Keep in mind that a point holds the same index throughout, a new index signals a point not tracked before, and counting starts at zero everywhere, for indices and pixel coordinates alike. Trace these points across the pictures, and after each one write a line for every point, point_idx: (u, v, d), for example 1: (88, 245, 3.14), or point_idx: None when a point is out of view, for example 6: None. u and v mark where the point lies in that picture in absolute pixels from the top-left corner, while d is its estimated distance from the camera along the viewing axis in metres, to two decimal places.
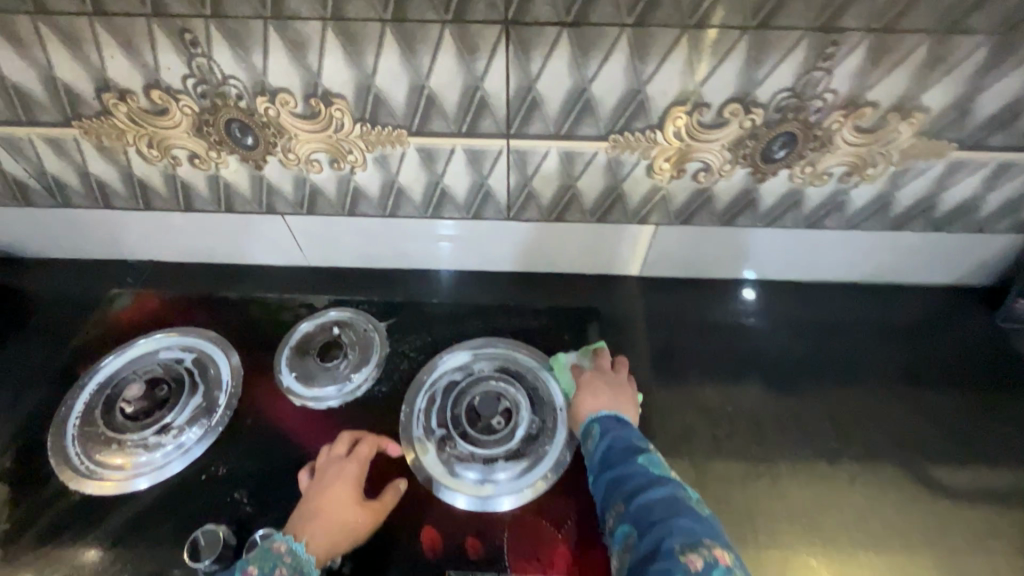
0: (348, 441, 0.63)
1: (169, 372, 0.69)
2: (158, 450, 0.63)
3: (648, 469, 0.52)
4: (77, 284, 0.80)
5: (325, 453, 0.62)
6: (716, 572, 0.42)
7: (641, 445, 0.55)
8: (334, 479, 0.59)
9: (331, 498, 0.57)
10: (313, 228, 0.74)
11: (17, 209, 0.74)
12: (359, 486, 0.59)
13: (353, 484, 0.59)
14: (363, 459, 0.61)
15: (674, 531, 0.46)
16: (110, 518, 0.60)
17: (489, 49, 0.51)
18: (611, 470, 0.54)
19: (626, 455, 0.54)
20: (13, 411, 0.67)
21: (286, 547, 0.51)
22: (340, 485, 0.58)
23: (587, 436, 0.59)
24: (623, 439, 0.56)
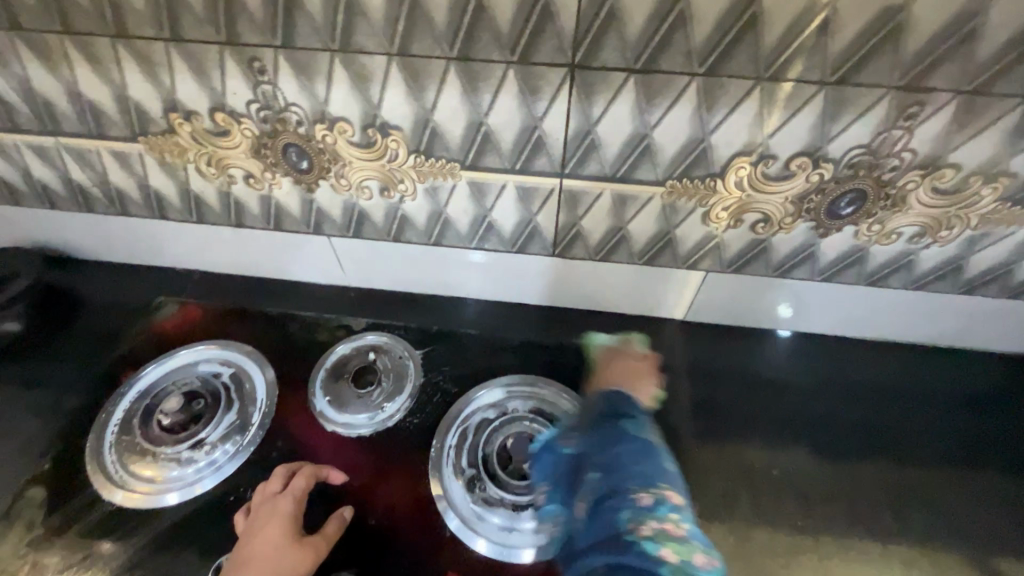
0: (282, 474, 0.62)
1: (207, 387, 0.69)
2: (190, 466, 0.64)
3: (627, 424, 0.52)
4: (125, 290, 0.82)
5: (260, 492, 0.60)
6: (663, 509, 0.44)
7: (624, 402, 0.55)
8: (266, 518, 0.57)
9: (263, 537, 0.55)
10: (357, 251, 0.74)
11: (77, 214, 0.76)
12: (294, 523, 0.57)
13: (287, 521, 0.57)
14: (297, 493, 0.60)
15: (631, 476, 0.46)
16: (139, 531, 0.60)
17: (552, 90, 0.50)
18: (589, 428, 0.53)
19: (604, 415, 0.54)
20: (55, 413, 0.69)
21: None
22: (272, 523, 0.56)
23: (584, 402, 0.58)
24: (612, 401, 0.55)
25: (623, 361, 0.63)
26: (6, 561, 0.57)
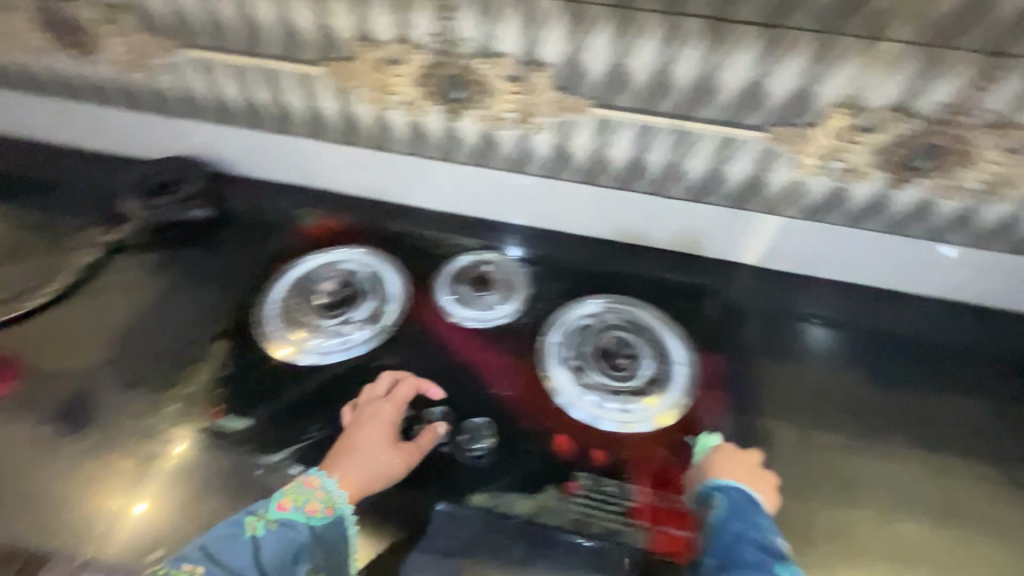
0: (386, 382, 0.71)
1: (350, 280, 0.82)
2: (328, 337, 0.76)
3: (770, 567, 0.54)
4: (268, 203, 0.93)
5: (366, 393, 0.70)
6: None
7: (768, 540, 0.56)
8: (371, 420, 0.66)
9: (366, 436, 0.64)
10: (480, 180, 0.86)
11: (246, 131, 0.90)
12: (393, 427, 0.67)
13: (387, 425, 0.66)
14: (398, 402, 0.69)
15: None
16: (300, 384, 0.72)
17: (689, 39, 0.61)
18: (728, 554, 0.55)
19: (741, 539, 0.56)
20: (224, 290, 0.81)
21: (318, 483, 0.60)
22: (375, 426, 0.66)
23: (705, 501, 0.61)
24: (743, 526, 0.57)
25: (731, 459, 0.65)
26: (199, 393, 0.70)
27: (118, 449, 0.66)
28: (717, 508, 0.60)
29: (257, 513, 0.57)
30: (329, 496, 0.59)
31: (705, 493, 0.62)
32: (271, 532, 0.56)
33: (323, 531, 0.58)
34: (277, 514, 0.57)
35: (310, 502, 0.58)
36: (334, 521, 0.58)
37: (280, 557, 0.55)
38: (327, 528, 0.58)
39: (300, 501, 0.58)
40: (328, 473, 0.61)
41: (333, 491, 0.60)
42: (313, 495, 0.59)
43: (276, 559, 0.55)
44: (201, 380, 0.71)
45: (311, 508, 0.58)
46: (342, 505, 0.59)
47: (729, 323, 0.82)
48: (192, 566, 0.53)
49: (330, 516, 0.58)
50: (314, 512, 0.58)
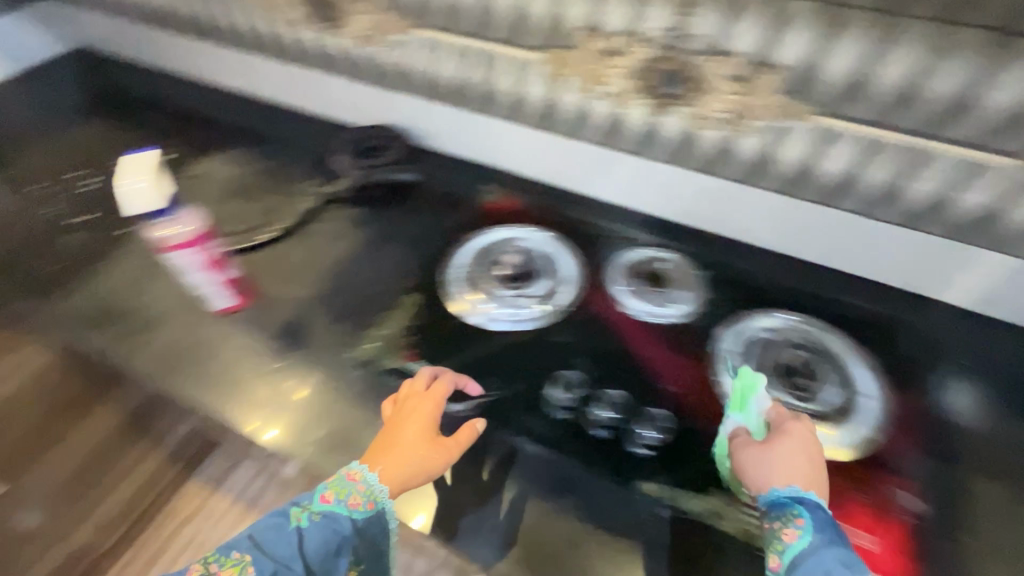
0: (426, 375, 0.69)
1: (527, 257, 0.86)
2: (502, 306, 0.80)
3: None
4: (457, 176, 1.00)
5: (407, 386, 0.69)
6: None
7: None
8: (410, 413, 0.65)
9: (407, 430, 0.63)
10: (668, 177, 0.87)
11: (450, 108, 0.97)
12: (432, 424, 0.65)
13: (425, 421, 0.64)
14: (433, 398, 0.66)
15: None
16: (479, 345, 0.76)
17: (967, 52, 0.55)
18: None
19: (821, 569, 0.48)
20: (418, 249, 0.89)
21: (359, 477, 0.61)
22: (414, 423, 0.64)
23: (778, 517, 0.53)
24: (828, 555, 0.49)
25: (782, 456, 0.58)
26: (393, 337, 0.77)
27: (325, 379, 0.73)
28: (794, 531, 0.52)
29: (303, 505, 0.60)
30: (370, 491, 0.60)
31: (779, 508, 0.54)
32: (315, 524, 0.58)
33: (365, 524, 0.59)
34: (322, 506, 0.59)
35: (351, 495, 0.60)
36: (375, 516, 0.60)
37: (325, 550, 0.57)
38: (367, 522, 0.59)
39: (343, 493, 0.60)
40: (368, 466, 0.62)
41: (375, 484, 0.60)
42: (354, 489, 0.60)
43: (321, 549, 0.57)
44: (395, 326, 0.78)
45: (354, 501, 0.59)
46: (383, 501, 0.60)
47: (926, 362, 0.75)
48: (243, 558, 0.56)
49: (370, 511, 0.59)
50: (356, 506, 0.59)
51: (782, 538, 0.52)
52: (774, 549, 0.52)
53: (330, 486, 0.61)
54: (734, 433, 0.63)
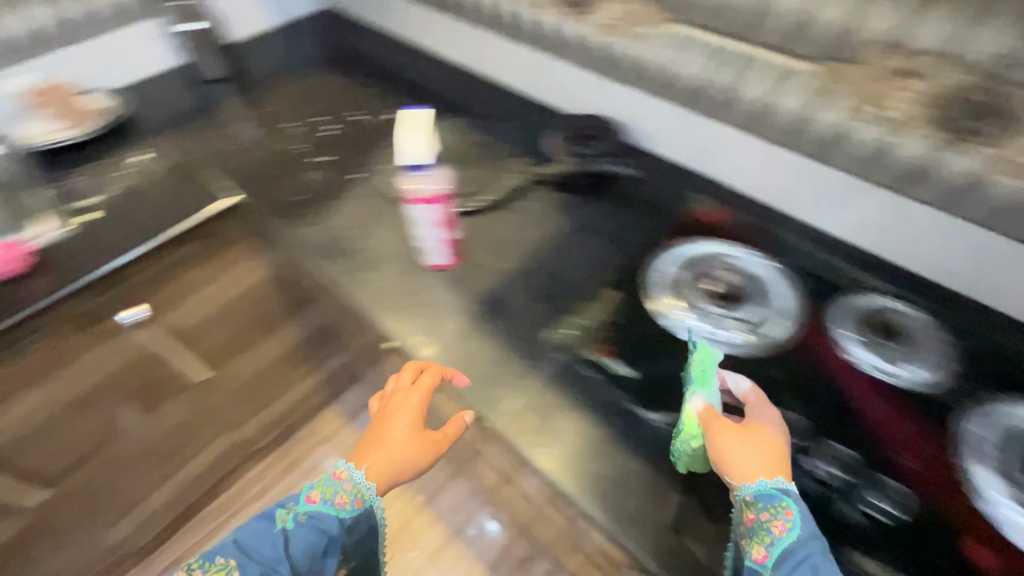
0: (410, 372, 0.73)
1: (746, 280, 0.80)
2: (705, 322, 0.76)
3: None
4: (667, 178, 0.97)
5: (393, 383, 0.73)
6: None
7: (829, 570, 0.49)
8: (399, 409, 0.69)
9: (393, 424, 0.68)
10: (929, 224, 0.74)
11: (677, 110, 0.92)
12: (421, 416, 0.69)
13: (415, 412, 0.69)
14: (423, 391, 0.70)
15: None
16: (679, 359, 0.73)
17: None
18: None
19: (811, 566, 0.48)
20: (621, 246, 0.88)
21: (346, 476, 0.65)
22: (400, 417, 0.68)
23: (766, 511, 0.53)
24: (816, 549, 0.50)
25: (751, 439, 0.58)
26: (591, 330, 0.76)
27: (516, 358, 0.74)
28: (783, 525, 0.52)
29: (287, 507, 0.64)
30: (357, 489, 0.64)
31: (767, 500, 0.54)
32: (301, 524, 0.62)
33: (352, 521, 0.64)
34: (307, 507, 0.63)
35: (338, 495, 0.64)
36: (362, 514, 0.65)
37: (311, 550, 0.60)
38: (354, 520, 0.64)
39: (329, 494, 0.64)
40: (355, 465, 0.66)
41: (362, 483, 0.65)
42: (340, 487, 0.65)
43: (308, 548, 0.60)
44: (592, 319, 0.78)
45: (342, 500, 0.64)
46: (370, 497, 0.65)
47: None
48: (226, 563, 0.58)
49: (358, 509, 0.64)
50: (343, 505, 0.64)
51: (771, 530, 0.52)
52: (760, 541, 0.52)
53: (316, 486, 0.65)
54: (704, 415, 0.61)
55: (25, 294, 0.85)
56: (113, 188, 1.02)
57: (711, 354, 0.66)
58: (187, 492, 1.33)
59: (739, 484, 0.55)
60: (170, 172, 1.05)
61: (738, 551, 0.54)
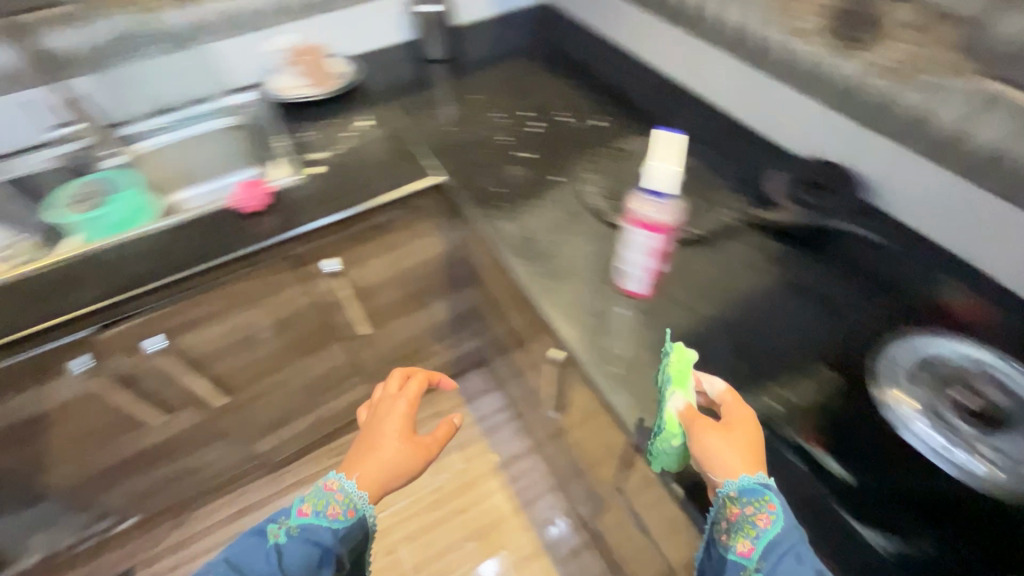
0: (397, 381, 0.86)
1: (1020, 407, 0.65)
2: (945, 435, 0.64)
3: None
4: (910, 251, 0.83)
5: (379, 394, 0.85)
6: None
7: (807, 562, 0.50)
8: (387, 415, 0.81)
9: (386, 429, 0.80)
10: None
11: (949, 176, 0.78)
12: (407, 421, 0.81)
13: (401, 419, 0.81)
14: (410, 396, 0.82)
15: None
16: (904, 471, 0.62)
17: None
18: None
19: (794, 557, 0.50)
20: (841, 317, 0.77)
21: (336, 485, 0.73)
22: (391, 422, 0.80)
23: (749, 504, 0.53)
24: (798, 539, 0.51)
25: (730, 437, 0.58)
26: (795, 406, 0.68)
27: (707, 414, 0.68)
28: (767, 517, 0.53)
29: (279, 521, 0.70)
30: (348, 499, 0.72)
31: (750, 495, 0.54)
32: (293, 536, 0.68)
33: (343, 530, 0.71)
34: (297, 520, 0.69)
35: (329, 505, 0.71)
36: (350, 524, 0.72)
37: (306, 559, 0.66)
38: (345, 528, 0.71)
39: (321, 506, 0.71)
40: (345, 476, 0.74)
41: (353, 494, 0.73)
42: (331, 497, 0.72)
43: (304, 561, 0.66)
44: (807, 399, 0.68)
45: (332, 511, 0.71)
46: (361, 506, 0.73)
47: None
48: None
49: (349, 518, 0.71)
50: (335, 515, 0.71)
51: (755, 523, 0.53)
52: (746, 534, 0.53)
53: (306, 501, 0.72)
54: (685, 415, 0.61)
55: (254, 229, 0.95)
56: (339, 147, 1.10)
57: (688, 352, 0.66)
58: (323, 424, 1.47)
59: (723, 480, 0.56)
60: (387, 140, 1.12)
61: (723, 543, 0.55)
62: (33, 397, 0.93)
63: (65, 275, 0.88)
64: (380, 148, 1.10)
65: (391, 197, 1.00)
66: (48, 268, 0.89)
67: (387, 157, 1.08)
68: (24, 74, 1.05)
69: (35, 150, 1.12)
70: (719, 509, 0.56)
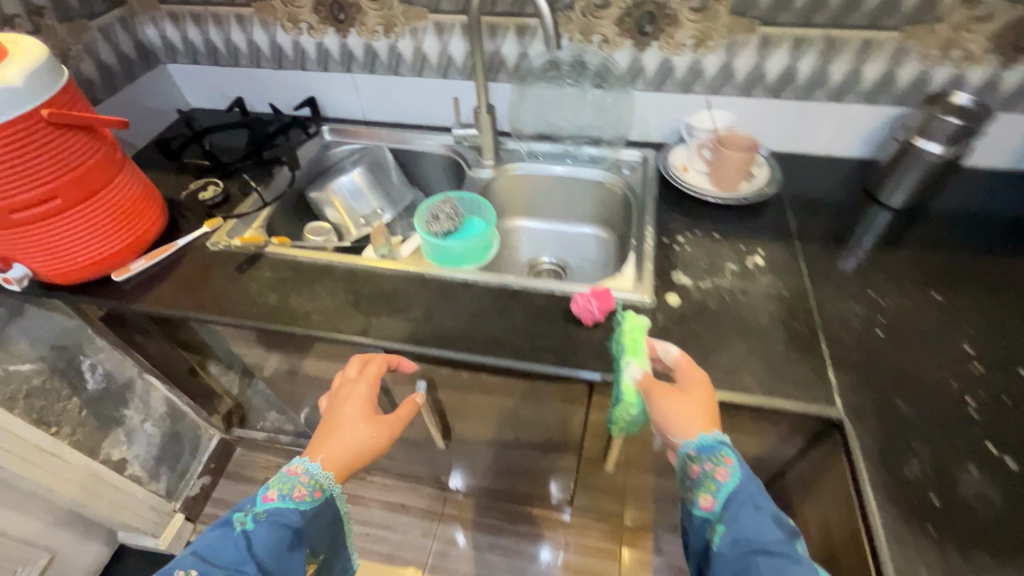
0: (356, 364, 0.77)
1: None
2: None
3: (800, 559, 0.52)
4: None
5: (341, 379, 0.76)
6: None
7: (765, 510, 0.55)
8: (347, 399, 0.73)
9: (348, 413, 0.72)
10: None
11: None
12: (370, 402, 0.74)
13: (362, 401, 0.73)
14: (369, 376, 0.75)
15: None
16: None
17: None
18: (745, 526, 0.54)
19: (751, 509, 0.54)
20: None
21: (302, 470, 0.68)
22: (349, 408, 0.73)
23: (707, 462, 0.58)
24: (753, 490, 0.56)
25: (682, 393, 0.64)
26: None
27: None
28: (723, 472, 0.57)
29: (246, 508, 0.65)
30: (314, 481, 0.67)
31: (706, 454, 0.58)
32: (262, 523, 0.63)
33: (312, 510, 0.67)
34: (265, 506, 0.65)
35: (295, 488, 0.66)
36: (318, 505, 0.68)
37: (278, 543, 0.63)
38: (315, 508, 0.67)
39: (285, 490, 0.66)
40: (309, 459, 0.69)
41: (319, 476, 0.68)
42: (298, 481, 0.67)
43: (274, 545, 0.63)
44: None
45: (298, 494, 0.66)
46: (328, 486, 0.68)
47: None
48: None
49: (317, 499, 0.67)
50: (302, 497, 0.66)
51: (715, 478, 0.58)
52: (708, 488, 0.58)
53: (271, 485, 0.67)
54: (643, 383, 0.66)
55: (570, 345, 0.77)
56: (709, 279, 0.84)
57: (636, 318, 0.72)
58: (507, 491, 1.34)
59: (683, 440, 0.60)
60: (775, 299, 0.80)
61: (688, 500, 0.60)
62: (312, 365, 0.96)
63: (388, 288, 0.85)
64: (763, 308, 0.79)
65: (755, 403, 0.69)
66: (381, 271, 0.88)
67: (768, 327, 0.77)
68: (461, 67, 1.08)
69: (433, 133, 1.17)
70: (680, 468, 0.61)
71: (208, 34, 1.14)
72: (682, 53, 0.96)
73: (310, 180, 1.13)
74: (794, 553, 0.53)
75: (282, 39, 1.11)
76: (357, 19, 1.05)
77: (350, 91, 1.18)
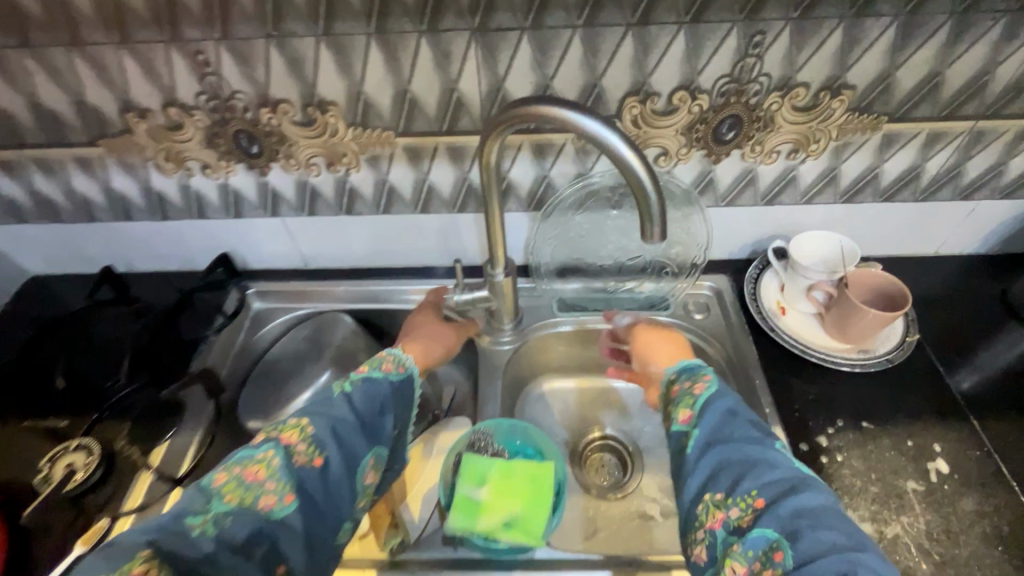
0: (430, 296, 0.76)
1: None
2: None
3: (780, 456, 0.48)
4: None
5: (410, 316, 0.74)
6: None
7: (741, 415, 0.52)
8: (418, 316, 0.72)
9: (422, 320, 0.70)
10: None
11: None
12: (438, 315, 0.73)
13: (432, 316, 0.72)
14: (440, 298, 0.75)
15: (830, 556, 0.40)
16: None
17: None
18: (721, 430, 0.50)
19: (724, 409, 0.52)
20: None
21: (393, 353, 0.57)
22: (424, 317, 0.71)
23: (688, 382, 0.56)
24: (728, 403, 0.53)
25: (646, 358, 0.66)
26: None
27: None
28: (701, 387, 0.55)
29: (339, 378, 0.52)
30: (404, 359, 0.57)
31: (689, 374, 0.57)
32: (359, 389, 0.51)
33: (402, 393, 0.54)
34: (359, 375, 0.52)
35: (382, 364, 0.55)
36: (403, 381, 0.55)
37: (371, 410, 0.50)
38: (404, 384, 0.55)
39: (373, 364, 0.54)
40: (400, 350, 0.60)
41: (403, 356, 0.57)
42: (384, 360, 0.55)
43: (366, 416, 0.49)
44: None
45: (387, 366, 0.55)
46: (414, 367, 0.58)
47: None
48: (270, 451, 0.44)
49: (405, 375, 0.55)
50: (390, 371, 0.54)
51: (693, 391, 0.55)
52: (685, 404, 0.54)
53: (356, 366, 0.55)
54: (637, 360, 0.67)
55: None
56: (894, 520, 0.57)
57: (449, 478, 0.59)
58: None
59: (671, 367, 0.60)
60: (999, 545, 0.55)
61: (667, 428, 0.55)
62: None
63: None
64: (990, 566, 0.54)
65: None
66: None
67: None
68: (448, 199, 0.74)
69: (413, 279, 0.82)
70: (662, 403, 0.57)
71: (35, 186, 0.73)
72: (771, 162, 0.68)
73: (242, 383, 0.77)
74: (772, 450, 0.48)
75: (163, 183, 0.72)
76: (281, 151, 0.68)
77: (281, 239, 0.80)
